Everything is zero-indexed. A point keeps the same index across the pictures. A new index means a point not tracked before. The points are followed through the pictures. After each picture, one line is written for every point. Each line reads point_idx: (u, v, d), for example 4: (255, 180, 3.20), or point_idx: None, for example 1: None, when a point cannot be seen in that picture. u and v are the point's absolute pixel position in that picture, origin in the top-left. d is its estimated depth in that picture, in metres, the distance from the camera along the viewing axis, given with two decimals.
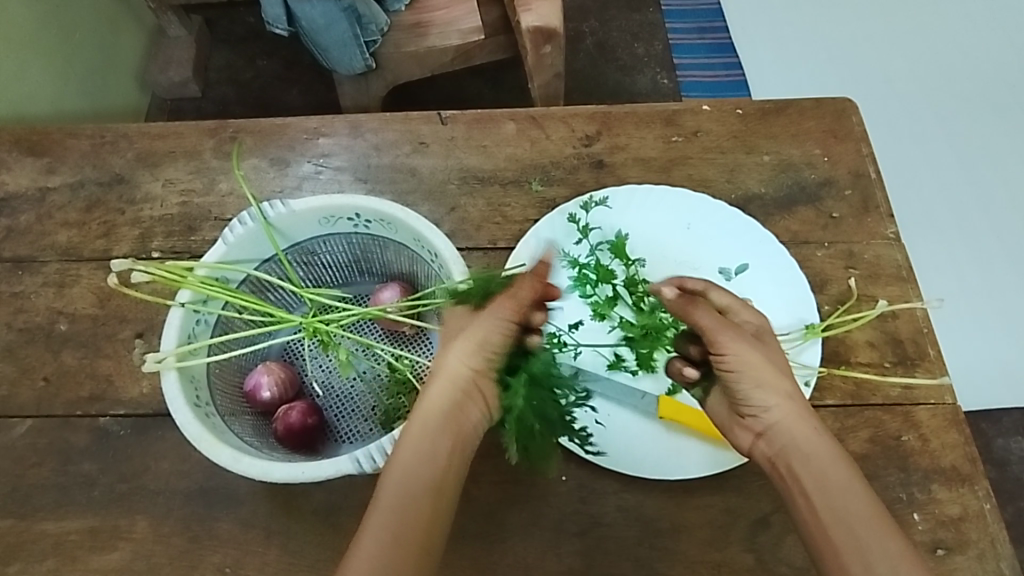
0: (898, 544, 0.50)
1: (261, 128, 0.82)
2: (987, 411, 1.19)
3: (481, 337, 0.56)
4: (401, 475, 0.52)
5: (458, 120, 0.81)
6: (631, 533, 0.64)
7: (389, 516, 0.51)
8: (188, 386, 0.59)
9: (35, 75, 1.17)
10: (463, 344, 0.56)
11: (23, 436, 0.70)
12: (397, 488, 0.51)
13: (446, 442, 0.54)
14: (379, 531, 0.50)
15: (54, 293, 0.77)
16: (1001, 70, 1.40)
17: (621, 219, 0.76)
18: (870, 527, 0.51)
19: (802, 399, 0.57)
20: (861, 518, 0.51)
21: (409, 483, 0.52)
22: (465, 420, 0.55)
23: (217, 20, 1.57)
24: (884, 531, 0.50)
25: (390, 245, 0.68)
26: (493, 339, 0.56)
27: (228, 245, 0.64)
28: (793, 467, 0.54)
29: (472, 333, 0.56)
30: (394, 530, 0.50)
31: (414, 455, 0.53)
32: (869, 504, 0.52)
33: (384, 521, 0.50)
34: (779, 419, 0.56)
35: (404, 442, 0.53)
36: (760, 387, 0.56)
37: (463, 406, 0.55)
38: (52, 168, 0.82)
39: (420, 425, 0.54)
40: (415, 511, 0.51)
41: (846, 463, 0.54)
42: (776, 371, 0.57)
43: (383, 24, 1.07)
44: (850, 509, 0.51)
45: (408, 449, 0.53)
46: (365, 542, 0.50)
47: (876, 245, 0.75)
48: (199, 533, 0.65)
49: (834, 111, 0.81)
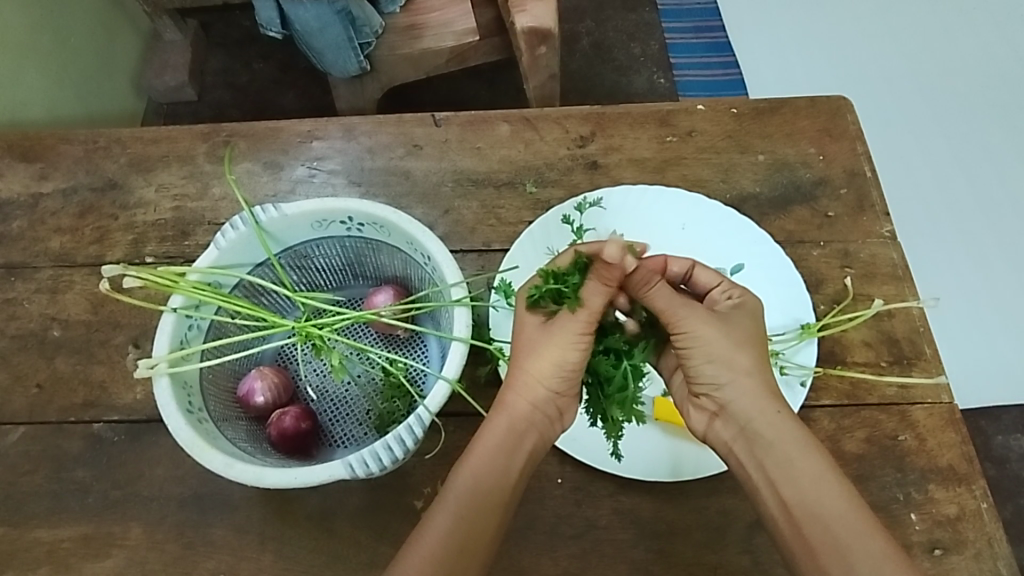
0: (879, 540, 0.51)
1: (254, 132, 0.82)
2: (985, 410, 1.19)
3: (558, 358, 0.57)
4: (472, 486, 0.53)
5: (452, 122, 0.81)
6: (627, 536, 0.64)
7: (457, 520, 0.52)
8: (180, 391, 0.58)
9: (30, 81, 1.17)
10: (543, 364, 0.57)
11: (16, 443, 0.70)
12: (466, 497, 0.53)
13: (517, 456, 0.55)
14: (444, 532, 0.52)
15: (47, 299, 0.76)
16: (998, 67, 1.40)
17: (615, 220, 0.75)
18: (844, 523, 0.51)
19: (765, 375, 0.57)
20: (831, 513, 0.52)
21: (480, 489, 0.53)
22: (534, 439, 0.57)
23: (213, 24, 1.57)
24: (862, 528, 0.51)
25: (383, 248, 0.68)
26: (570, 356, 0.57)
27: (219, 250, 0.64)
28: (760, 459, 0.55)
29: (551, 348, 0.57)
30: (456, 535, 0.52)
31: (488, 469, 0.54)
32: (846, 497, 0.52)
33: (451, 524, 0.52)
34: (733, 398, 0.57)
35: (478, 454, 0.55)
36: (713, 363, 0.57)
37: (534, 426, 0.57)
38: (44, 174, 0.82)
39: (496, 434, 0.56)
40: (482, 524, 0.53)
41: (814, 450, 0.54)
42: (735, 343, 0.57)
43: (377, 26, 1.07)
44: (823, 505, 0.52)
45: (483, 458, 0.54)
46: (428, 544, 0.51)
47: (871, 244, 0.75)
48: (193, 539, 0.65)
49: (828, 110, 0.81)
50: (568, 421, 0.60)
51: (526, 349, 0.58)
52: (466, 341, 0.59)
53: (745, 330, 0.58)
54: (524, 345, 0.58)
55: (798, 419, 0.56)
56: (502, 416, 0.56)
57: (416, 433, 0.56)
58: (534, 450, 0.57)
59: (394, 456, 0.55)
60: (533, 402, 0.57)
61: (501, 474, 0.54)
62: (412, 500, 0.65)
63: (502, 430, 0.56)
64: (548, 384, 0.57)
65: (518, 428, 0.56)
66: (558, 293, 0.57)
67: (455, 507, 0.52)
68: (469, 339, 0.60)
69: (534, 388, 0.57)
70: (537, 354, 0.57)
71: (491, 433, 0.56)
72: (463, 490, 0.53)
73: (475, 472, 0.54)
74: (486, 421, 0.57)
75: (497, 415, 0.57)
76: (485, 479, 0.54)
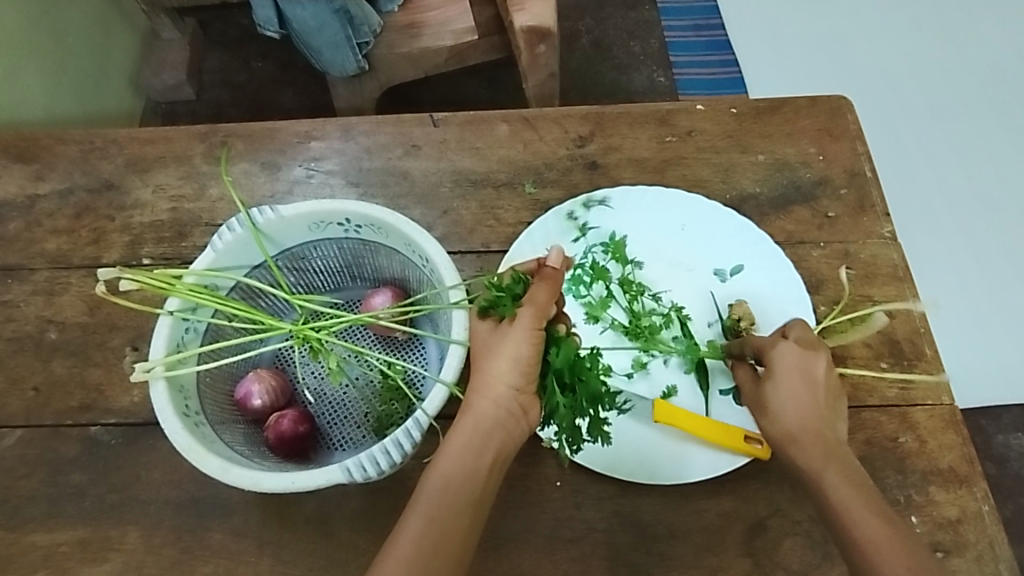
0: (884, 527, 0.50)
1: (251, 132, 0.81)
2: (986, 409, 1.19)
3: (512, 353, 0.56)
4: (441, 486, 0.53)
5: (450, 122, 0.81)
6: (627, 539, 0.64)
7: (430, 521, 0.51)
8: (177, 395, 0.58)
9: (27, 79, 1.17)
10: (497, 362, 0.56)
11: (12, 447, 0.70)
12: (437, 498, 0.52)
13: (484, 457, 0.54)
14: (417, 535, 0.51)
15: (43, 301, 0.76)
16: (999, 66, 1.40)
17: (617, 220, 0.75)
18: (854, 519, 0.51)
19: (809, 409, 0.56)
20: (843, 511, 0.51)
21: (448, 488, 0.53)
22: (504, 437, 0.56)
23: (211, 23, 1.57)
24: (862, 518, 0.50)
25: (381, 250, 0.67)
26: (522, 352, 0.56)
27: (215, 252, 0.63)
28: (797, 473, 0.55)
29: (508, 349, 0.56)
30: (434, 535, 0.51)
31: (458, 467, 0.53)
32: (852, 492, 0.52)
33: (425, 526, 0.51)
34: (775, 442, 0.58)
35: (446, 454, 0.54)
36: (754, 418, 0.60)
37: (505, 424, 0.56)
38: (40, 175, 0.82)
39: (461, 438, 0.55)
40: (455, 522, 0.52)
41: (826, 457, 0.54)
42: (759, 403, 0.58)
43: (376, 25, 1.06)
44: (842, 509, 0.51)
45: (450, 459, 0.54)
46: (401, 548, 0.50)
47: (871, 245, 0.74)
48: (191, 543, 0.65)
49: (829, 110, 0.80)
50: (533, 421, 0.58)
51: (484, 350, 0.57)
52: (462, 344, 0.58)
53: (794, 400, 0.56)
54: (479, 350, 0.57)
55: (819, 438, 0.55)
56: (469, 415, 0.55)
57: (414, 437, 0.55)
58: (505, 447, 0.56)
59: (392, 459, 0.55)
60: (496, 400, 0.56)
61: (468, 474, 0.53)
62: None
63: (467, 432, 0.55)
64: (509, 382, 0.56)
65: (485, 429, 0.55)
66: (489, 303, 0.58)
67: (426, 509, 0.52)
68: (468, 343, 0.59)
69: (496, 386, 0.56)
70: (494, 354, 0.56)
71: (457, 434, 0.55)
72: (435, 492, 0.52)
73: (443, 473, 0.53)
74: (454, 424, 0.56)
75: (464, 415, 0.56)
76: (455, 476, 0.53)
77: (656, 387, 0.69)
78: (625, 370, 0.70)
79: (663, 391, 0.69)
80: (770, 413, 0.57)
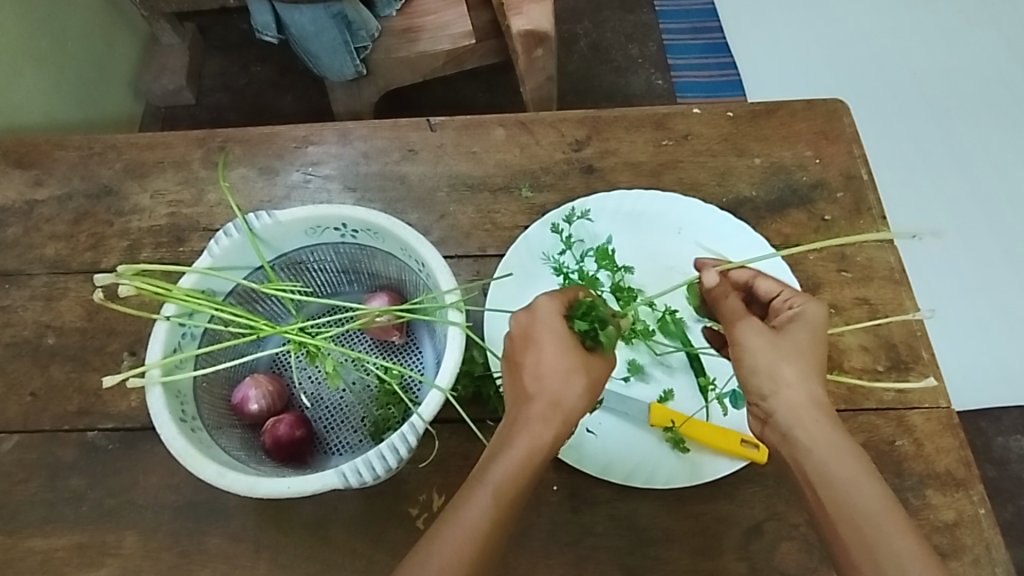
0: (910, 542, 0.49)
1: (250, 137, 0.81)
2: (984, 411, 1.19)
3: (594, 378, 0.55)
4: (496, 492, 0.50)
5: (448, 127, 0.81)
6: (622, 543, 0.64)
7: (485, 530, 0.50)
8: (173, 400, 0.58)
9: (28, 83, 1.18)
10: (578, 377, 0.54)
11: (10, 452, 0.70)
12: (494, 507, 0.50)
13: (546, 466, 0.53)
14: (471, 542, 0.49)
15: (42, 306, 0.76)
16: (999, 68, 1.40)
17: (608, 227, 0.75)
18: (880, 523, 0.49)
19: (816, 381, 0.55)
20: (866, 516, 0.50)
21: (518, 489, 0.51)
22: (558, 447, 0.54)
23: (211, 27, 1.57)
24: (889, 528, 0.49)
25: (378, 254, 0.67)
26: (600, 377, 0.56)
27: (213, 257, 0.63)
28: (798, 462, 0.53)
29: (592, 371, 0.55)
30: (487, 535, 0.50)
31: (514, 478, 0.51)
32: (881, 499, 0.50)
33: (487, 525, 0.50)
34: (785, 403, 0.54)
35: (507, 458, 0.51)
36: (757, 374, 0.55)
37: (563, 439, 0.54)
38: (40, 180, 0.82)
39: (541, 444, 0.52)
40: (499, 530, 0.50)
41: (853, 457, 0.52)
42: (781, 355, 0.55)
43: (373, 29, 1.06)
44: (867, 520, 0.49)
45: (528, 461, 0.51)
46: (449, 553, 0.49)
47: (867, 247, 0.74)
48: (188, 548, 0.65)
49: (825, 113, 0.80)
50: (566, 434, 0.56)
51: (560, 362, 0.54)
52: (461, 325, 0.59)
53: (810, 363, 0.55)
54: (547, 360, 0.54)
55: (831, 412, 0.54)
56: (535, 418, 0.53)
57: (409, 442, 0.55)
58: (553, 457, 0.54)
59: (388, 464, 0.55)
60: (567, 419, 0.53)
61: (533, 480, 0.52)
62: (407, 507, 0.65)
63: (547, 441, 0.52)
64: (578, 403, 0.54)
65: (557, 440, 0.53)
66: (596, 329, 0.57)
67: (494, 507, 0.50)
68: (466, 325, 0.59)
69: (569, 399, 0.54)
70: (575, 373, 0.54)
71: (531, 435, 0.52)
72: (489, 502, 0.50)
73: (514, 474, 0.51)
74: (514, 425, 0.53)
75: (532, 414, 0.53)
76: (516, 485, 0.51)
77: (653, 390, 0.69)
78: (621, 374, 0.70)
79: (659, 396, 0.69)
80: (780, 372, 0.54)
